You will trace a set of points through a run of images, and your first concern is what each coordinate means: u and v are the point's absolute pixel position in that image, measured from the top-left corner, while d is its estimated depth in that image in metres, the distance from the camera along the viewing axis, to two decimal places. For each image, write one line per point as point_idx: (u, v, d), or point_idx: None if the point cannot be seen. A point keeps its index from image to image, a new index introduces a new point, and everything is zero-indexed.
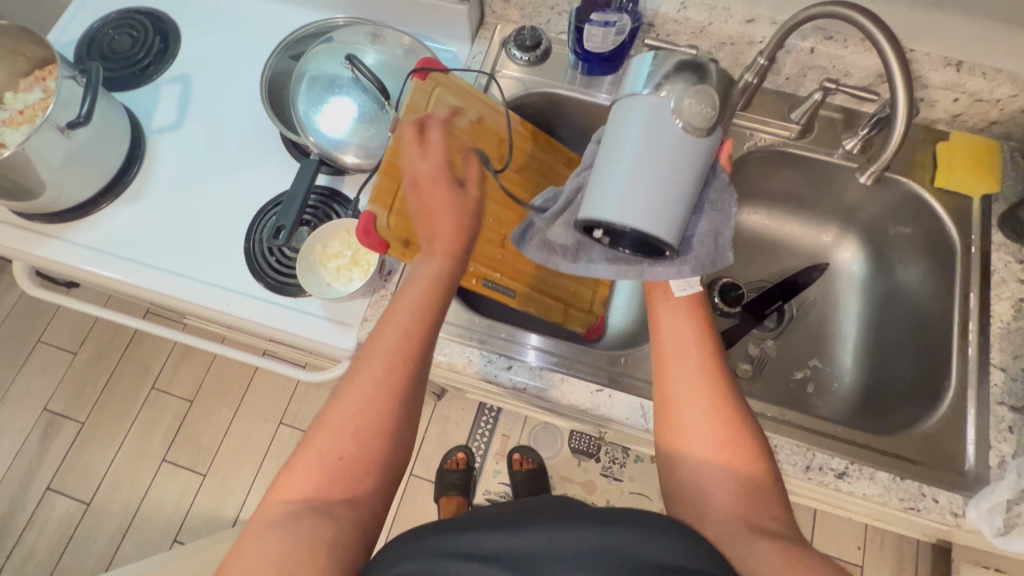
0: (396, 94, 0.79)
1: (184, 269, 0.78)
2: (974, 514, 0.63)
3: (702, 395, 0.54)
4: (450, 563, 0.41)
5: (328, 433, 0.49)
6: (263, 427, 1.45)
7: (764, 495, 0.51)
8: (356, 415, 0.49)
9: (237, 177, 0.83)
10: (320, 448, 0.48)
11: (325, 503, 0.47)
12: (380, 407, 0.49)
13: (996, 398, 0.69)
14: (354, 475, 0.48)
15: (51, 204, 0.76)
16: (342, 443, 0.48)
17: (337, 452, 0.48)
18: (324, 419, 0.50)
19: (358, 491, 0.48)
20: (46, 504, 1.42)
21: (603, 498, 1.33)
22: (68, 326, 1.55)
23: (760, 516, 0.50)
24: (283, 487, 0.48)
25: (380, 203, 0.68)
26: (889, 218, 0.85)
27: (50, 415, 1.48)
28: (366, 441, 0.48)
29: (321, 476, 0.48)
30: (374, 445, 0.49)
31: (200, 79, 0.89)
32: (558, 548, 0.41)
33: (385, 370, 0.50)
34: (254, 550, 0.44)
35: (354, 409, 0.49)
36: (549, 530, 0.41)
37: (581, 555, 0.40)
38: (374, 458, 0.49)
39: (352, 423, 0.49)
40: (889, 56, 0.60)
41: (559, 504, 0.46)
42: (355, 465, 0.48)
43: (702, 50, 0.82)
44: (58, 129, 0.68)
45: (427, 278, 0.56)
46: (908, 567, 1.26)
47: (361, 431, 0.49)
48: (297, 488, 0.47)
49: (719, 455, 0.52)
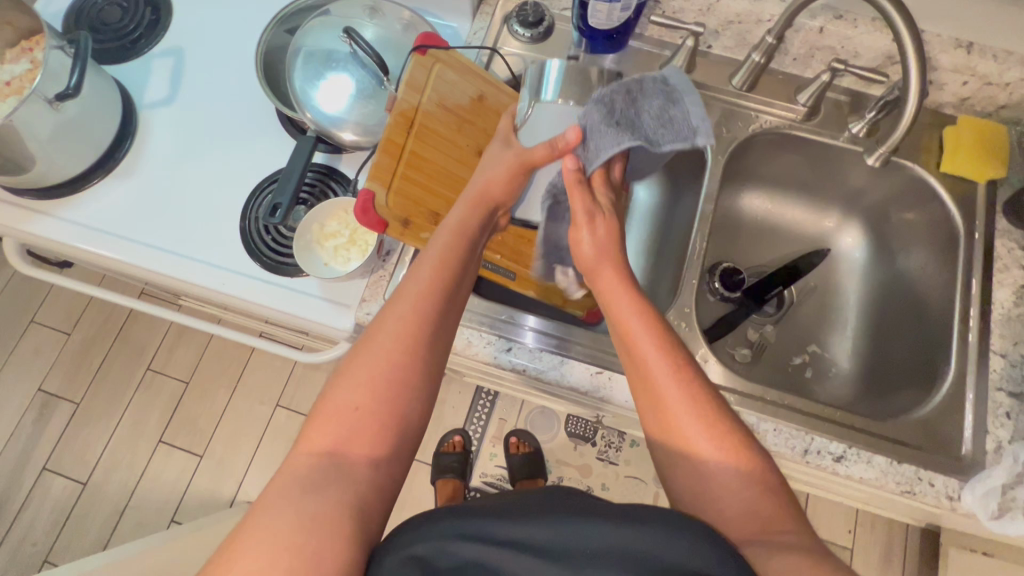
0: (395, 69, 0.77)
1: (178, 246, 0.77)
2: (970, 498, 0.63)
3: (683, 401, 0.52)
4: (454, 548, 0.41)
5: (344, 388, 0.48)
6: (260, 409, 1.45)
7: (770, 503, 0.48)
8: (373, 373, 0.49)
9: (232, 153, 0.82)
10: (338, 402, 0.48)
11: (343, 458, 0.46)
12: (396, 357, 0.50)
13: (995, 384, 0.69)
14: (372, 429, 0.47)
15: (39, 178, 0.74)
16: (361, 394, 0.48)
17: (353, 405, 0.48)
18: (341, 373, 0.50)
19: (373, 451, 0.47)
20: (42, 484, 1.42)
21: (598, 481, 1.34)
22: (62, 306, 1.53)
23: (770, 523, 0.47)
24: (304, 441, 0.47)
25: (378, 181, 0.67)
26: (893, 203, 0.84)
27: (45, 395, 1.47)
28: (386, 392, 0.48)
29: (338, 430, 0.47)
30: (395, 400, 0.49)
31: (193, 51, 0.87)
32: (578, 542, 0.40)
33: (411, 320, 0.52)
34: (260, 524, 0.42)
35: (375, 362, 0.49)
36: (567, 525, 0.41)
37: (598, 550, 0.40)
38: (393, 410, 0.48)
39: (372, 373, 0.49)
40: (904, 36, 0.59)
41: (570, 500, 0.45)
42: (373, 416, 0.48)
43: (709, 28, 0.80)
44: (47, 100, 0.66)
45: (435, 255, 0.57)
46: (897, 551, 1.28)
47: (377, 381, 0.49)
48: (319, 442, 0.47)
49: (717, 462, 0.50)
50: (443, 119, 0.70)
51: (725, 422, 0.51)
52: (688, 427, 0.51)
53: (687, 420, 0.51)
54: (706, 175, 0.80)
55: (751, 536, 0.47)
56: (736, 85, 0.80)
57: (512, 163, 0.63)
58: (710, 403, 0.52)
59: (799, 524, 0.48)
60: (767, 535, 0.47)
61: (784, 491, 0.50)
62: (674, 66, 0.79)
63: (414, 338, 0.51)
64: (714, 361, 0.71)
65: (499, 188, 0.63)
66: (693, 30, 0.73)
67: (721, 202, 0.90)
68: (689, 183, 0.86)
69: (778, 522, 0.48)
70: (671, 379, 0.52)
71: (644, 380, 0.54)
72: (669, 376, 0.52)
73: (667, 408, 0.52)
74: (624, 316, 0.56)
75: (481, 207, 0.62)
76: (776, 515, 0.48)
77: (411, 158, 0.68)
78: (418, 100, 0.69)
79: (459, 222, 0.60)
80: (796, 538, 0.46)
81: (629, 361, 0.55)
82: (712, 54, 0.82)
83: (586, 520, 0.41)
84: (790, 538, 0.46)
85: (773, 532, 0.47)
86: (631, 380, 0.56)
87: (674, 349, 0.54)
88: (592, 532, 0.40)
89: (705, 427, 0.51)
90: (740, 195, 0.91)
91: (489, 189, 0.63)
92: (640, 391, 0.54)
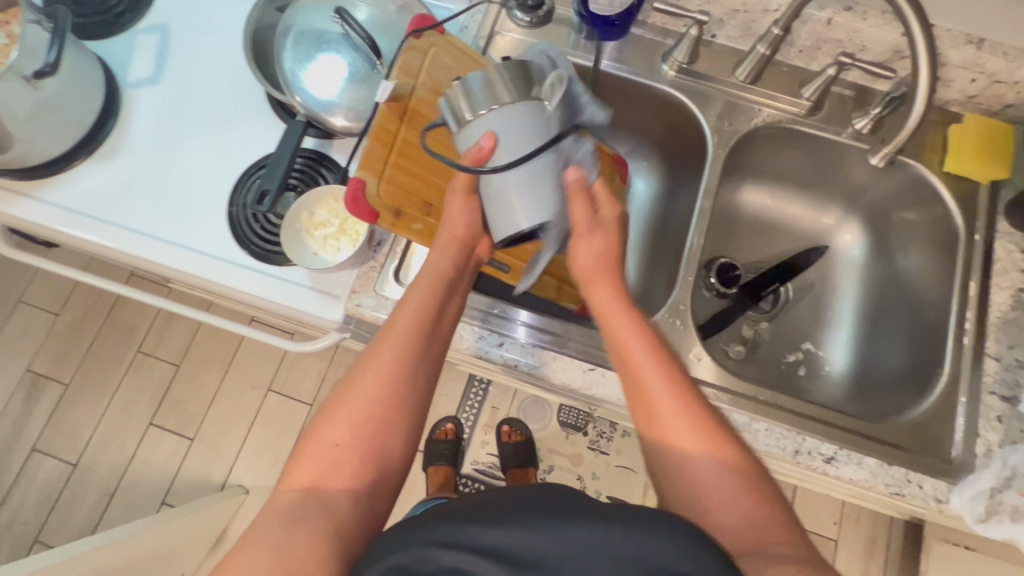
0: (389, 53, 0.74)
1: (164, 234, 0.75)
2: (957, 501, 0.64)
3: (679, 413, 0.52)
4: (439, 555, 0.39)
5: (329, 425, 0.50)
6: (251, 393, 1.44)
7: (768, 519, 0.48)
8: (354, 412, 0.50)
9: (220, 137, 0.79)
10: (320, 440, 0.49)
11: (323, 493, 0.47)
12: (378, 401, 0.51)
13: (988, 387, 0.69)
14: (355, 464, 0.48)
15: (20, 159, 0.72)
16: (345, 430, 0.49)
17: (335, 442, 0.49)
18: (324, 414, 0.51)
19: (356, 485, 0.48)
20: (31, 464, 1.41)
21: (589, 471, 1.34)
22: (50, 286, 1.51)
23: (765, 540, 0.47)
24: (288, 478, 0.48)
25: (370, 169, 0.65)
26: (894, 202, 0.83)
27: (34, 375, 1.46)
28: (368, 431, 0.50)
29: (319, 466, 0.48)
30: (376, 441, 0.50)
31: (179, 29, 0.83)
32: (579, 545, 0.38)
33: (393, 363, 0.52)
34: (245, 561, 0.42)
35: (358, 402, 0.50)
36: (555, 529, 0.38)
37: (581, 555, 0.37)
38: (373, 448, 0.49)
39: (352, 418, 0.50)
40: (914, 28, 0.57)
41: (556, 494, 0.43)
42: (354, 455, 0.49)
43: (714, 17, 0.77)
44: (23, 77, 0.63)
45: (433, 275, 0.59)
46: (881, 543, 1.30)
47: (357, 421, 0.50)
48: (300, 478, 0.48)
49: (720, 483, 0.50)
50: (437, 104, 0.68)
51: (721, 439, 0.51)
52: (682, 436, 0.51)
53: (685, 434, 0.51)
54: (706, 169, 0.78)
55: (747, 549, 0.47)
56: (740, 77, 0.78)
57: (467, 188, 0.61)
58: (709, 422, 0.52)
59: (790, 535, 0.48)
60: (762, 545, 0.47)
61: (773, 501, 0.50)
62: (677, 56, 0.77)
63: (393, 380, 0.52)
64: (706, 358, 0.70)
65: (464, 228, 0.62)
66: (697, 18, 0.71)
67: (720, 197, 0.89)
68: (687, 178, 0.84)
69: (771, 534, 0.48)
70: (671, 399, 0.52)
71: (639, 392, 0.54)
72: (668, 395, 0.53)
73: (661, 418, 0.52)
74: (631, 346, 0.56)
75: (452, 249, 0.62)
76: (775, 527, 0.48)
77: (403, 145, 0.67)
78: (412, 86, 0.67)
79: (437, 269, 0.60)
80: (789, 550, 0.46)
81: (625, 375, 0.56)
82: (716, 44, 0.80)
83: (571, 523, 0.39)
84: (787, 549, 0.46)
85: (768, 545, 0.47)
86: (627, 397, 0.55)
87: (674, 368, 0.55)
88: (587, 533, 0.38)
89: (702, 450, 0.51)
90: (739, 190, 0.89)
91: (453, 230, 0.62)
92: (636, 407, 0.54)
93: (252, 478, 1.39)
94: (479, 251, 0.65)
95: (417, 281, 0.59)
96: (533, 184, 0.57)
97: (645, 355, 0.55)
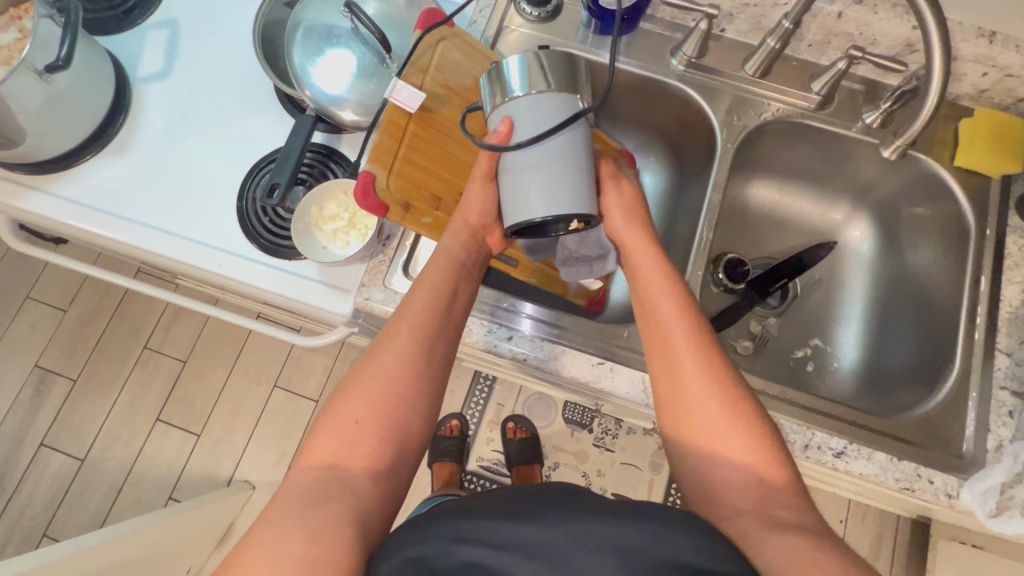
0: (398, 47, 0.74)
1: (174, 228, 0.75)
2: (968, 495, 0.63)
3: (697, 370, 0.53)
4: (457, 550, 0.38)
5: (347, 403, 0.50)
6: (257, 389, 1.45)
7: (775, 487, 0.49)
8: (372, 389, 0.50)
9: (229, 131, 0.79)
10: (340, 418, 0.49)
11: (343, 471, 0.47)
12: (395, 380, 0.51)
13: (998, 382, 0.68)
14: (375, 443, 0.49)
15: (32, 153, 0.72)
16: (364, 408, 0.50)
17: (354, 419, 0.49)
18: (342, 392, 0.51)
19: (375, 464, 0.48)
20: (40, 459, 1.42)
21: (594, 468, 1.34)
22: (58, 282, 1.52)
23: (769, 506, 0.48)
24: (305, 456, 0.49)
25: (380, 163, 0.65)
26: (904, 198, 0.82)
27: (42, 371, 1.46)
28: (386, 408, 0.50)
29: (337, 444, 0.48)
30: (395, 418, 0.50)
31: (189, 24, 0.84)
32: (587, 541, 0.38)
33: (410, 342, 0.53)
34: (260, 544, 0.42)
35: (376, 379, 0.51)
36: (568, 524, 0.39)
37: (594, 548, 0.37)
38: (392, 425, 0.50)
39: (372, 396, 0.50)
40: (928, 19, 0.56)
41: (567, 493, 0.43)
42: (374, 430, 0.49)
43: (723, 11, 0.77)
44: (36, 72, 0.64)
45: (445, 258, 0.59)
46: (887, 541, 1.30)
47: (376, 398, 0.50)
48: (318, 456, 0.48)
49: (730, 443, 0.51)
50: (445, 98, 0.68)
51: (738, 403, 0.52)
52: (697, 387, 0.53)
53: (701, 388, 0.53)
54: (715, 163, 0.78)
55: (749, 509, 0.49)
56: (748, 71, 0.78)
57: (486, 175, 0.62)
58: (725, 382, 0.53)
59: (798, 501, 0.49)
60: (766, 509, 0.48)
61: (785, 467, 0.50)
62: (686, 50, 0.77)
63: (411, 359, 0.52)
64: None
65: (478, 217, 0.64)
66: (706, 12, 0.71)
67: (728, 192, 0.89)
68: (695, 173, 0.84)
69: (775, 497, 0.49)
70: (690, 355, 0.54)
71: (662, 345, 0.56)
72: (687, 349, 0.54)
73: (677, 373, 0.54)
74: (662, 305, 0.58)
75: (464, 235, 0.62)
76: (782, 492, 0.49)
77: (412, 139, 0.66)
78: (422, 81, 0.68)
79: (450, 254, 0.60)
80: (793, 516, 0.47)
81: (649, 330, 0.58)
82: (725, 38, 0.80)
83: (581, 519, 0.39)
84: (790, 516, 0.47)
85: (772, 510, 0.48)
86: (649, 351, 0.58)
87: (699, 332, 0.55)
88: (599, 530, 0.38)
89: (716, 412, 0.52)
90: (747, 185, 0.89)
91: (469, 218, 0.63)
92: (656, 360, 0.56)
93: (258, 474, 1.40)
94: (490, 242, 0.66)
95: (433, 261, 0.59)
96: (552, 191, 0.55)
97: (671, 312, 0.57)
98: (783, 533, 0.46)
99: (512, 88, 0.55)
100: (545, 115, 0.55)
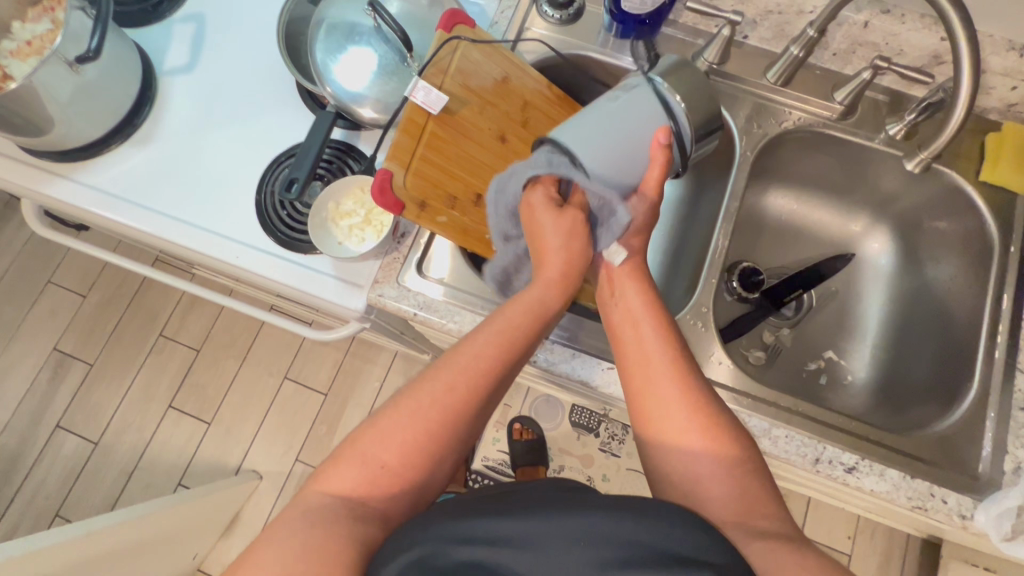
0: (419, 47, 0.75)
1: (194, 219, 0.76)
2: (983, 518, 0.62)
3: (672, 376, 0.53)
4: (452, 550, 0.37)
5: (380, 439, 0.47)
6: (268, 380, 1.46)
7: (757, 494, 0.49)
8: (409, 434, 0.48)
9: (251, 125, 0.80)
10: (367, 453, 0.47)
11: (356, 505, 0.45)
12: (430, 426, 0.48)
13: (1020, 404, 0.66)
14: (395, 492, 0.47)
15: (60, 142, 0.74)
16: (394, 453, 0.47)
17: (382, 462, 0.47)
18: (373, 423, 0.49)
19: (391, 503, 0.46)
20: (55, 441, 1.45)
21: (599, 473, 1.34)
22: (79, 268, 1.55)
23: (753, 515, 0.47)
24: (320, 479, 0.47)
25: (397, 160, 0.66)
26: (925, 211, 0.81)
27: (60, 354, 1.50)
28: (417, 458, 0.47)
29: (354, 479, 0.46)
30: (417, 470, 0.47)
31: (214, 19, 0.85)
32: (577, 536, 0.36)
33: (455, 397, 0.49)
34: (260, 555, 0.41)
35: (413, 424, 0.48)
36: (556, 517, 0.37)
37: (584, 541, 0.36)
38: (416, 477, 0.47)
39: (409, 429, 0.48)
40: (959, 35, 0.55)
41: (561, 493, 0.42)
42: (398, 477, 0.47)
43: (746, 18, 0.77)
44: (66, 62, 0.65)
45: (521, 310, 0.55)
46: (896, 561, 1.28)
47: (408, 445, 0.47)
48: (333, 486, 0.46)
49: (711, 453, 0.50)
50: (464, 100, 0.69)
51: (714, 413, 0.52)
52: (671, 394, 0.52)
53: (677, 395, 0.52)
54: (734, 170, 0.77)
55: (733, 519, 0.47)
56: (770, 79, 0.77)
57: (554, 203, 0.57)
58: (698, 390, 0.53)
59: (778, 512, 0.48)
60: (749, 519, 0.47)
61: (762, 475, 0.50)
62: (707, 56, 0.76)
63: (451, 420, 0.49)
64: (727, 362, 0.70)
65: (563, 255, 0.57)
66: (729, 18, 0.70)
67: (746, 200, 0.88)
68: (713, 180, 0.83)
69: (758, 507, 0.48)
70: (666, 361, 0.54)
71: (639, 350, 0.55)
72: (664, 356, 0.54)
73: (653, 379, 0.53)
74: (636, 311, 0.57)
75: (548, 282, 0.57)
76: (761, 504, 0.48)
77: (430, 139, 0.67)
78: (442, 82, 0.68)
79: (527, 301, 0.55)
80: (774, 525, 0.47)
81: (625, 338, 0.56)
82: (747, 45, 0.79)
83: (577, 511, 0.38)
84: (772, 524, 0.47)
85: (755, 519, 0.47)
86: (625, 358, 0.56)
87: (673, 340, 0.55)
88: (594, 523, 0.37)
89: (693, 420, 0.51)
90: (765, 194, 0.88)
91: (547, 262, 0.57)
92: (632, 367, 0.55)
93: (265, 464, 1.41)
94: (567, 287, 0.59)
95: (501, 311, 0.55)
96: (595, 134, 0.58)
97: (645, 316, 0.56)
98: (770, 540, 0.44)
99: (671, 90, 0.61)
100: (651, 107, 0.60)
